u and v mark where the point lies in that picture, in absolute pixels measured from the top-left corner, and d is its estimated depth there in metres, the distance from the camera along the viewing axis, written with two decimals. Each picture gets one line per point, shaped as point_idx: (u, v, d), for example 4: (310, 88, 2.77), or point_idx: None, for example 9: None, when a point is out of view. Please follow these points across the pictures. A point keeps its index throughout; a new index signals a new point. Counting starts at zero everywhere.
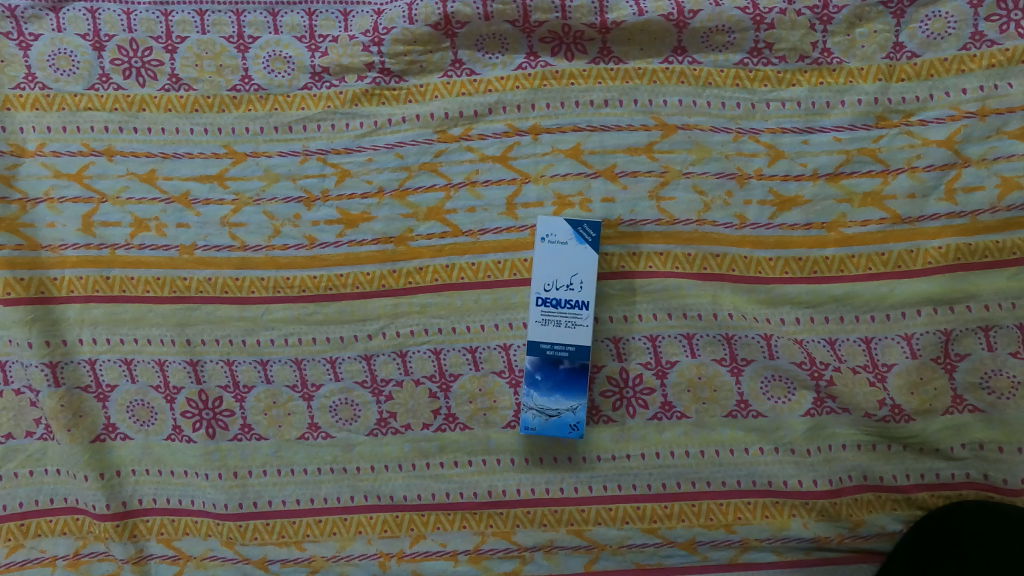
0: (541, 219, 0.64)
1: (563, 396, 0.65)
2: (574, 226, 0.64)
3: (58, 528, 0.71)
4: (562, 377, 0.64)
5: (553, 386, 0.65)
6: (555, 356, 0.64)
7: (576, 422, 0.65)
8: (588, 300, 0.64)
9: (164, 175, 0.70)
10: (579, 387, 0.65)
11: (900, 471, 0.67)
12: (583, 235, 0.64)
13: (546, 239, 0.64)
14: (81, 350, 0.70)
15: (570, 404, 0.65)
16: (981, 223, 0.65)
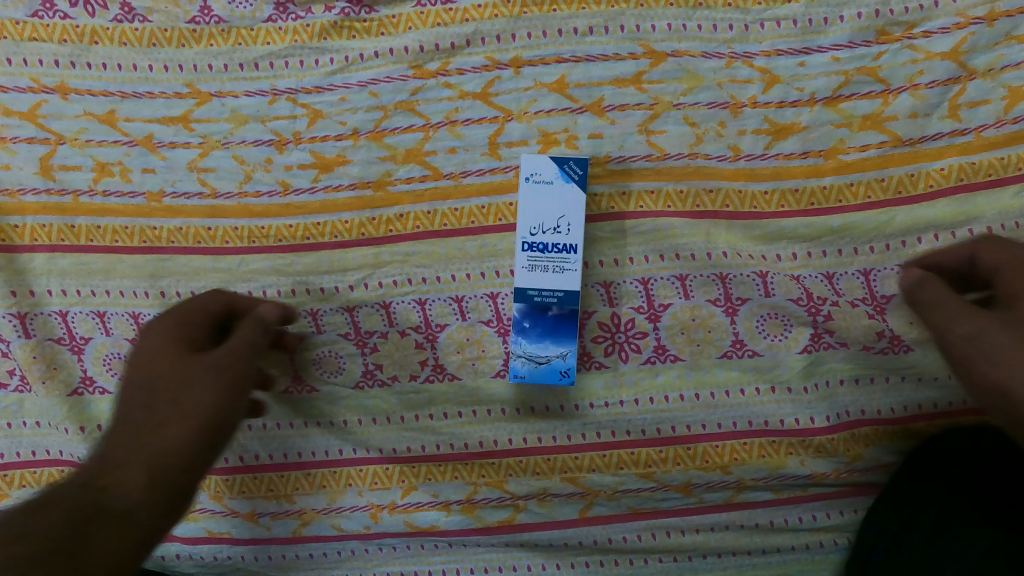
0: (524, 158, 0.63)
1: (553, 342, 0.63)
2: (560, 164, 0.62)
3: (42, 480, 0.70)
4: (551, 324, 0.63)
5: (542, 333, 0.63)
6: (544, 303, 0.63)
7: (567, 368, 0.64)
8: (576, 243, 0.62)
9: (125, 116, 0.66)
10: (568, 333, 0.63)
11: (898, 403, 0.65)
12: (569, 173, 0.63)
13: (531, 179, 0.63)
14: (51, 300, 0.68)
15: (561, 350, 0.63)
16: (985, 139, 0.63)
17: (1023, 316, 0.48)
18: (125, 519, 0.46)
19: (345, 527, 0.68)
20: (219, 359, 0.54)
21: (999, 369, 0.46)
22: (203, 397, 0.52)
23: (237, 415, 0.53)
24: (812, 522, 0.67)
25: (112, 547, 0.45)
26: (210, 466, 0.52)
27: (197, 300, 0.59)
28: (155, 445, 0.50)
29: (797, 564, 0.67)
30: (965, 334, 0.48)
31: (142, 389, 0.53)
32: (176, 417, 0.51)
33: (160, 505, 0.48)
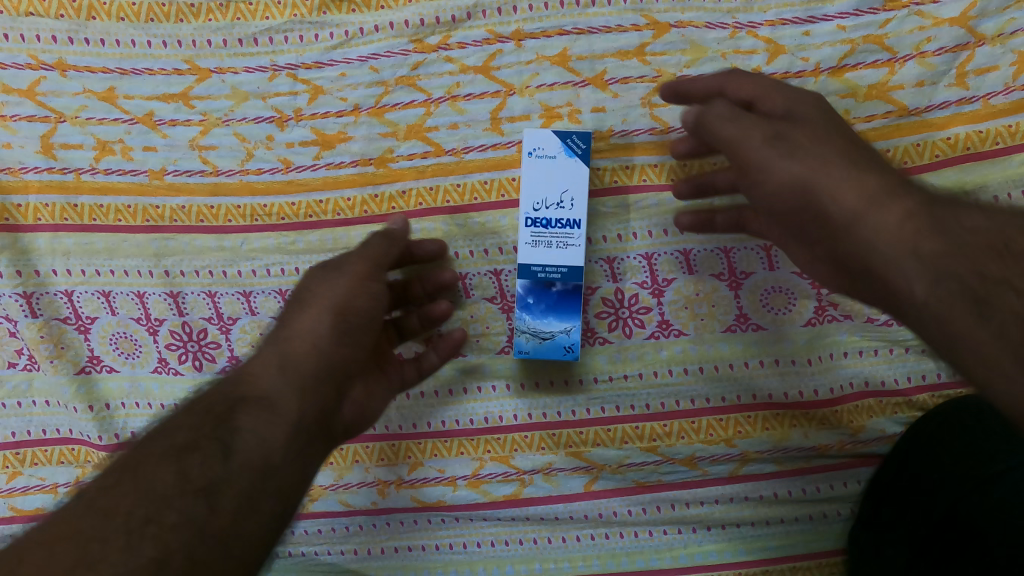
0: (527, 132, 0.61)
1: (557, 318, 0.63)
2: (563, 138, 0.61)
3: (54, 457, 0.71)
4: (556, 300, 0.62)
5: (546, 309, 0.63)
6: (547, 279, 0.62)
7: (571, 344, 0.63)
8: (580, 218, 0.61)
9: (124, 93, 0.66)
10: (573, 309, 0.62)
11: (900, 374, 0.66)
12: (573, 147, 0.61)
13: (534, 153, 0.61)
14: (56, 280, 0.68)
15: (564, 326, 0.63)
16: (993, 108, 0.62)
17: (812, 117, 0.51)
18: (272, 401, 0.48)
19: (352, 503, 0.69)
20: (341, 261, 0.57)
21: (792, 165, 0.48)
22: (331, 288, 0.55)
23: (379, 302, 0.55)
24: (816, 493, 0.67)
25: (266, 434, 0.46)
26: (358, 357, 0.54)
27: (364, 243, 0.58)
28: (295, 338, 0.51)
29: (802, 535, 0.68)
30: (760, 144, 0.50)
31: (289, 303, 0.56)
32: (309, 311, 0.53)
33: (300, 389, 0.49)
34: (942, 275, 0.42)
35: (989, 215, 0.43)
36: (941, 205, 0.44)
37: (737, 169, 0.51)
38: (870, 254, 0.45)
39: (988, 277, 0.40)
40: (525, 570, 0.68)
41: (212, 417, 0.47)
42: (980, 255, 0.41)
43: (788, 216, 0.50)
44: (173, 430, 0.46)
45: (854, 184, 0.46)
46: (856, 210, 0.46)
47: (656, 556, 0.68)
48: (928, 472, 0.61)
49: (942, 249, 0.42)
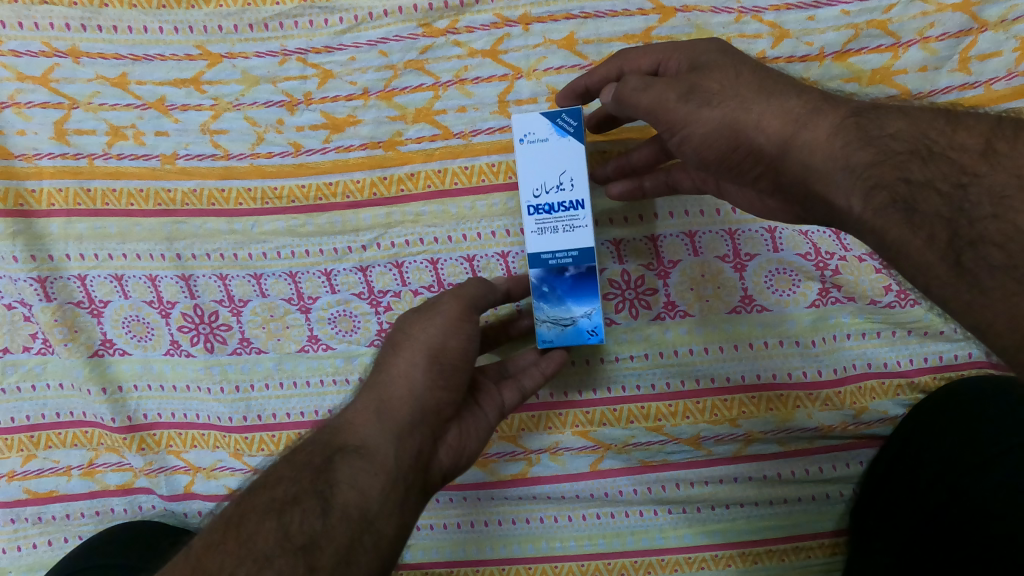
0: (516, 118, 0.59)
1: (577, 302, 0.60)
2: (553, 118, 0.58)
3: (68, 440, 0.72)
4: (571, 284, 0.60)
5: (564, 295, 0.60)
6: (560, 265, 0.60)
7: (593, 327, 0.60)
8: (582, 199, 0.58)
9: (136, 79, 0.67)
10: (590, 291, 0.60)
11: (903, 356, 0.66)
12: (564, 127, 0.58)
13: (525, 139, 0.59)
14: (69, 265, 0.69)
15: (585, 310, 0.60)
16: (995, 93, 0.63)
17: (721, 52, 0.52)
18: (367, 450, 0.50)
19: None
20: (434, 302, 0.58)
21: (713, 112, 0.49)
22: (425, 333, 0.55)
23: (471, 344, 0.56)
24: (819, 474, 0.69)
25: (360, 488, 0.48)
26: (454, 401, 0.54)
27: (456, 286, 0.59)
28: (392, 384, 0.53)
29: (804, 515, 0.69)
30: (676, 99, 0.50)
31: (386, 347, 0.57)
32: (403, 356, 0.54)
33: (396, 438, 0.50)
34: (873, 185, 0.43)
35: (910, 121, 0.45)
36: (864, 116, 0.46)
37: (659, 130, 0.52)
38: (808, 176, 0.47)
39: (914, 182, 0.42)
40: (533, 548, 0.70)
41: (310, 470, 0.49)
42: (905, 162, 0.43)
43: (719, 161, 0.51)
44: (275, 483, 0.49)
45: (774, 114, 0.48)
46: (785, 138, 0.47)
47: (660, 535, 0.70)
48: (928, 456, 0.63)
49: (871, 159, 0.44)
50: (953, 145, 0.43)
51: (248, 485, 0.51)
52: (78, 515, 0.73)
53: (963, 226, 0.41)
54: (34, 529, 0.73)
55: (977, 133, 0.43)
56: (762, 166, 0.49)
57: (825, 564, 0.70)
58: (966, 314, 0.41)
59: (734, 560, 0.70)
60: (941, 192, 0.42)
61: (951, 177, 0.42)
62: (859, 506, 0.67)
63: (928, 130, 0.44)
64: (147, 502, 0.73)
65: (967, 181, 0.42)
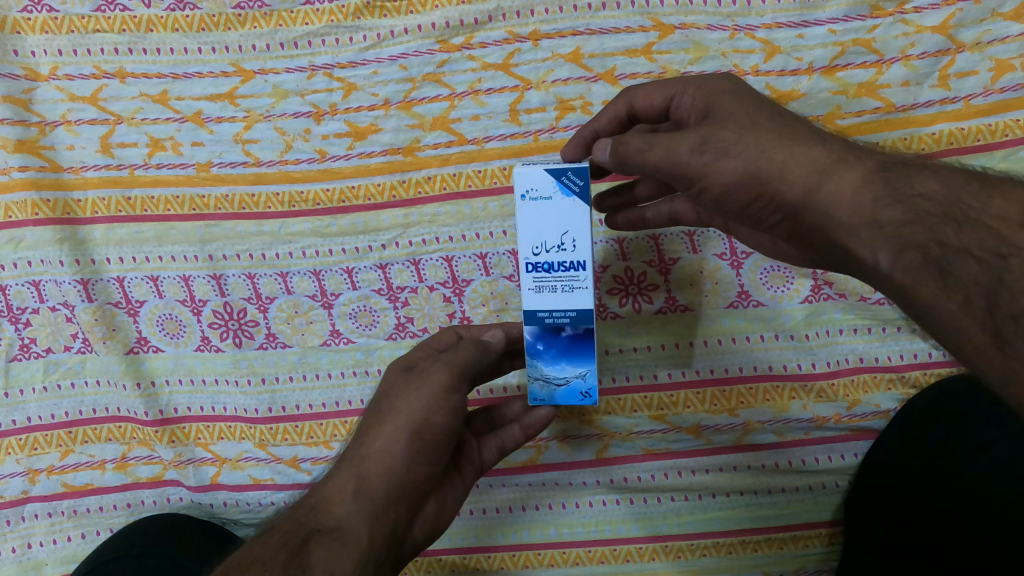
0: (516, 172, 0.52)
1: (571, 363, 0.57)
2: (558, 175, 0.51)
3: (103, 435, 0.76)
4: (566, 346, 0.56)
5: (558, 355, 0.56)
6: (556, 324, 0.55)
7: (588, 389, 0.57)
8: (586, 260, 0.52)
9: (176, 95, 0.72)
10: (587, 354, 0.56)
11: (894, 352, 0.70)
12: (569, 185, 0.51)
13: (526, 196, 0.52)
14: (109, 268, 0.74)
15: (580, 371, 0.57)
16: (974, 107, 0.68)
17: (738, 98, 0.51)
18: (344, 532, 0.50)
19: None
20: (423, 368, 0.56)
21: (732, 163, 0.47)
22: (408, 403, 0.54)
23: (455, 420, 0.54)
24: (816, 463, 0.71)
25: (336, 566, 0.48)
26: (430, 478, 0.55)
27: (431, 337, 0.61)
28: (372, 461, 0.53)
29: (802, 504, 0.72)
30: (690, 150, 0.48)
31: (370, 417, 0.56)
32: (385, 430, 0.54)
33: (371, 517, 0.51)
34: (904, 245, 0.42)
35: (942, 181, 0.43)
36: (893, 171, 0.45)
37: (672, 182, 0.50)
38: (833, 228, 0.45)
39: (949, 246, 0.41)
40: (541, 535, 0.74)
41: (287, 552, 0.49)
42: (938, 225, 0.42)
43: (737, 210, 0.50)
44: (250, 565, 0.49)
45: (798, 163, 0.46)
46: (807, 192, 0.46)
47: (664, 522, 0.73)
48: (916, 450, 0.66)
49: (901, 218, 0.42)
50: (990, 211, 0.41)
51: (222, 568, 0.51)
52: (111, 507, 0.77)
53: (1003, 297, 0.39)
54: (70, 522, 0.77)
55: (1016, 201, 0.41)
56: (783, 215, 0.48)
57: (824, 553, 0.73)
58: (1003, 386, 0.40)
59: (734, 547, 0.73)
60: (978, 259, 0.40)
61: (991, 244, 0.40)
62: (854, 506, 0.69)
63: (961, 193, 0.42)
64: (175, 494, 0.77)
65: (1007, 250, 0.40)
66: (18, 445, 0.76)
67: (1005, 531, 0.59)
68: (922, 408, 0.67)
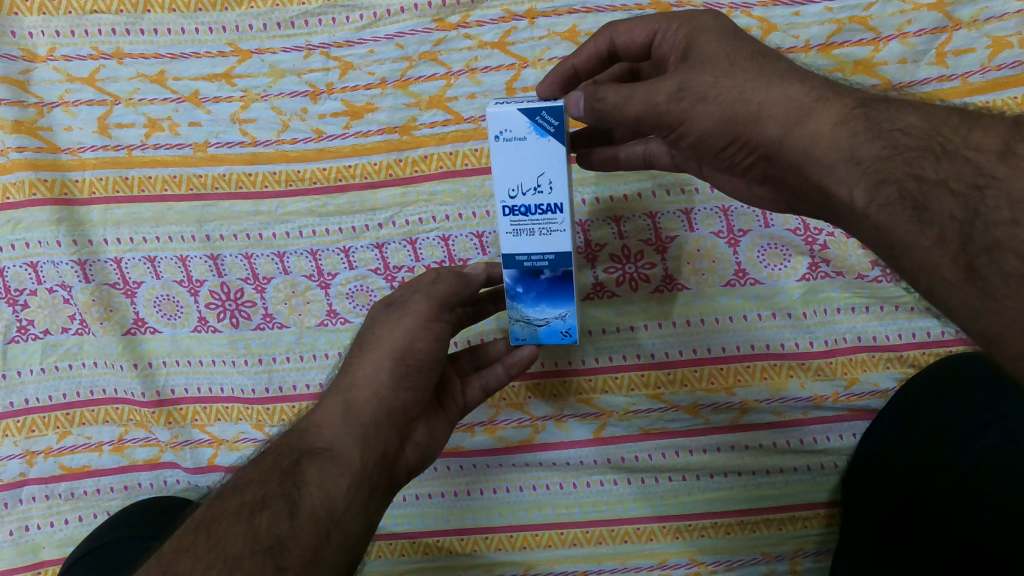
0: (490, 113, 0.51)
1: (550, 304, 0.57)
2: (532, 115, 0.51)
3: (100, 417, 0.76)
4: (546, 287, 0.56)
5: (538, 297, 0.57)
6: (535, 267, 0.55)
7: (568, 328, 0.58)
8: (563, 202, 0.52)
9: (173, 75, 0.72)
10: (566, 294, 0.56)
11: (892, 330, 0.70)
12: (544, 125, 0.51)
13: (501, 137, 0.51)
14: (107, 249, 0.74)
15: (558, 312, 0.57)
16: (971, 84, 0.68)
17: (718, 37, 0.50)
18: (336, 454, 0.52)
19: None
20: (405, 303, 0.58)
21: (710, 108, 0.48)
22: (392, 334, 0.56)
23: (440, 346, 0.56)
24: (814, 443, 0.71)
25: (331, 486, 0.50)
26: (418, 402, 0.56)
27: (411, 279, 0.62)
28: (359, 388, 0.55)
29: (800, 485, 0.72)
30: (667, 98, 0.49)
31: (356, 350, 0.58)
32: (369, 358, 0.56)
33: (361, 439, 0.53)
34: (881, 179, 0.43)
35: (923, 116, 0.45)
36: (874, 108, 0.46)
37: (653, 130, 0.51)
38: (809, 166, 0.47)
39: (926, 180, 0.42)
40: (539, 516, 0.74)
41: (280, 473, 0.51)
42: (916, 159, 0.43)
43: (714, 154, 0.51)
44: (244, 487, 0.50)
45: (777, 105, 0.47)
46: (785, 132, 0.47)
47: (661, 502, 0.73)
48: (914, 431, 0.65)
49: (879, 153, 0.44)
50: (968, 143, 0.43)
51: (214, 492, 0.52)
52: (107, 490, 0.77)
53: (977, 230, 0.41)
54: (67, 505, 0.77)
55: (994, 133, 0.43)
56: (758, 157, 0.49)
57: (822, 534, 0.72)
58: (971, 320, 0.41)
59: (732, 528, 0.73)
60: (954, 192, 0.42)
61: (967, 177, 0.42)
62: (853, 486, 0.69)
63: (942, 128, 0.44)
64: (172, 476, 0.77)
65: (983, 182, 0.41)
66: (15, 427, 0.76)
67: (1001, 521, 0.56)
68: (919, 391, 0.67)
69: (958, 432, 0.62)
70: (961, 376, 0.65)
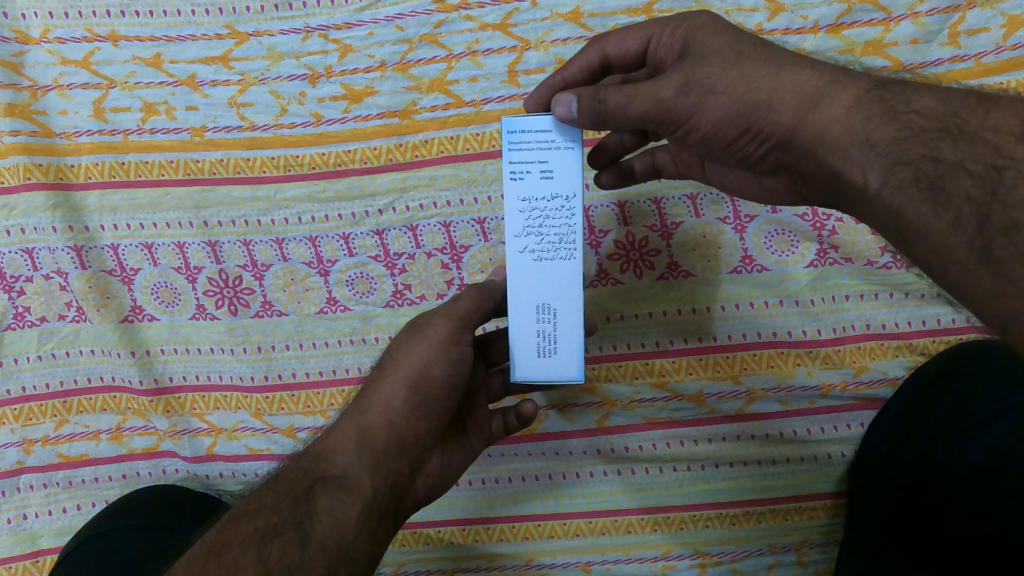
0: None
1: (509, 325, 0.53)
2: None
3: (98, 406, 0.75)
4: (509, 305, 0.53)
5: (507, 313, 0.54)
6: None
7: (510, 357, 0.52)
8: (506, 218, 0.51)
9: (169, 58, 0.71)
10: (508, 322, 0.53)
11: (901, 319, 0.68)
12: None
13: None
14: (103, 235, 0.73)
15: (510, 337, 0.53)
16: (985, 66, 0.66)
17: (718, 33, 0.49)
18: (348, 480, 0.50)
19: None
20: (425, 325, 0.56)
21: (720, 99, 0.47)
22: (409, 359, 0.54)
23: (457, 371, 0.54)
24: (820, 434, 0.70)
25: (340, 517, 0.49)
26: (432, 429, 0.55)
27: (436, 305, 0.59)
28: (373, 412, 0.53)
29: (807, 475, 0.71)
30: (673, 94, 0.47)
31: (373, 374, 0.56)
32: (386, 383, 0.54)
33: (373, 467, 0.51)
34: (895, 161, 0.42)
35: (939, 97, 0.43)
36: (889, 91, 0.44)
37: (660, 127, 0.49)
38: (821, 150, 0.45)
39: (943, 161, 0.41)
40: (542, 506, 0.73)
41: (292, 500, 0.50)
42: (933, 140, 0.41)
43: (725, 146, 0.49)
44: (256, 512, 0.50)
45: (790, 93, 0.46)
46: (799, 118, 0.45)
47: (666, 492, 0.72)
48: (923, 420, 0.64)
49: (894, 135, 0.42)
50: (987, 123, 0.41)
51: (224, 516, 0.52)
52: (106, 478, 0.75)
53: (995, 212, 0.39)
54: (64, 493, 0.76)
55: (1014, 113, 0.41)
56: (772, 146, 0.48)
57: (828, 525, 0.71)
58: (986, 303, 0.39)
59: (738, 518, 0.71)
60: (972, 173, 0.40)
61: (985, 158, 0.40)
62: (857, 481, 0.67)
63: (959, 109, 0.42)
64: (171, 466, 0.75)
65: (1002, 162, 0.39)
66: (12, 414, 0.75)
67: (1006, 516, 0.55)
68: (931, 372, 0.66)
69: (971, 417, 0.61)
70: (973, 359, 0.64)
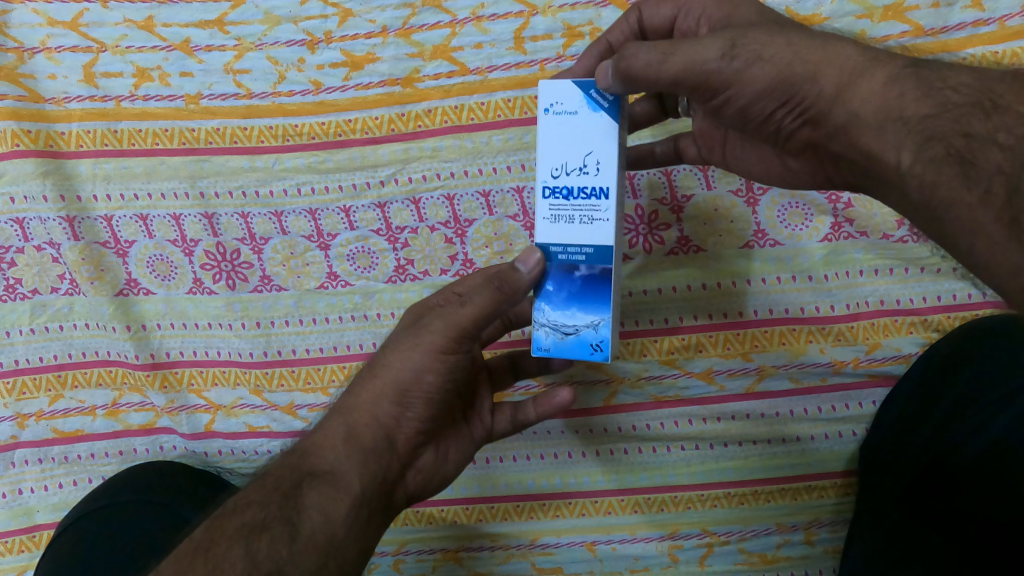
0: (543, 82, 0.48)
1: (582, 309, 0.50)
2: (586, 88, 0.48)
3: (93, 380, 0.74)
4: (579, 287, 0.50)
5: (569, 298, 0.50)
6: (570, 262, 0.49)
7: (600, 340, 0.50)
8: (610, 185, 0.47)
9: (162, 22, 0.68)
10: (601, 299, 0.49)
11: (917, 294, 0.66)
12: (599, 99, 0.48)
13: (550, 110, 0.48)
14: (96, 206, 0.71)
15: (591, 319, 0.50)
16: (1009, 30, 0.63)
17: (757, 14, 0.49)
18: (337, 476, 0.49)
19: None
20: (422, 321, 0.51)
21: (766, 67, 0.44)
22: (403, 360, 0.51)
23: (451, 376, 0.51)
24: (831, 412, 0.68)
25: (329, 516, 0.47)
26: (425, 427, 0.53)
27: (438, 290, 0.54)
28: (361, 410, 0.51)
29: (818, 454, 0.69)
30: (718, 56, 0.45)
31: (364, 370, 0.54)
32: (377, 382, 0.51)
33: (363, 465, 0.50)
34: (927, 137, 0.40)
35: (976, 74, 0.40)
36: (924, 67, 0.42)
37: (694, 90, 0.47)
38: (855, 128, 0.43)
39: (974, 136, 0.38)
40: (547, 484, 0.72)
41: (280, 495, 0.48)
42: (964, 116, 0.39)
43: (760, 119, 0.47)
44: (244, 507, 0.48)
45: (834, 65, 0.43)
46: (839, 89, 0.43)
47: (674, 471, 0.70)
48: (937, 403, 0.63)
49: (926, 111, 0.40)
50: (1021, 97, 0.38)
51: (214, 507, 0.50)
52: (102, 454, 0.74)
53: None
54: (61, 469, 0.74)
55: None
56: (806, 122, 0.46)
57: (837, 504, 0.70)
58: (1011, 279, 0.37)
59: (747, 498, 0.70)
60: (1003, 146, 0.37)
61: (1017, 129, 0.37)
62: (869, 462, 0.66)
63: (995, 83, 0.39)
64: (169, 443, 0.74)
65: None
66: (6, 388, 0.74)
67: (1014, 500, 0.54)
68: (944, 354, 0.64)
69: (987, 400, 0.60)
70: (982, 337, 0.62)
